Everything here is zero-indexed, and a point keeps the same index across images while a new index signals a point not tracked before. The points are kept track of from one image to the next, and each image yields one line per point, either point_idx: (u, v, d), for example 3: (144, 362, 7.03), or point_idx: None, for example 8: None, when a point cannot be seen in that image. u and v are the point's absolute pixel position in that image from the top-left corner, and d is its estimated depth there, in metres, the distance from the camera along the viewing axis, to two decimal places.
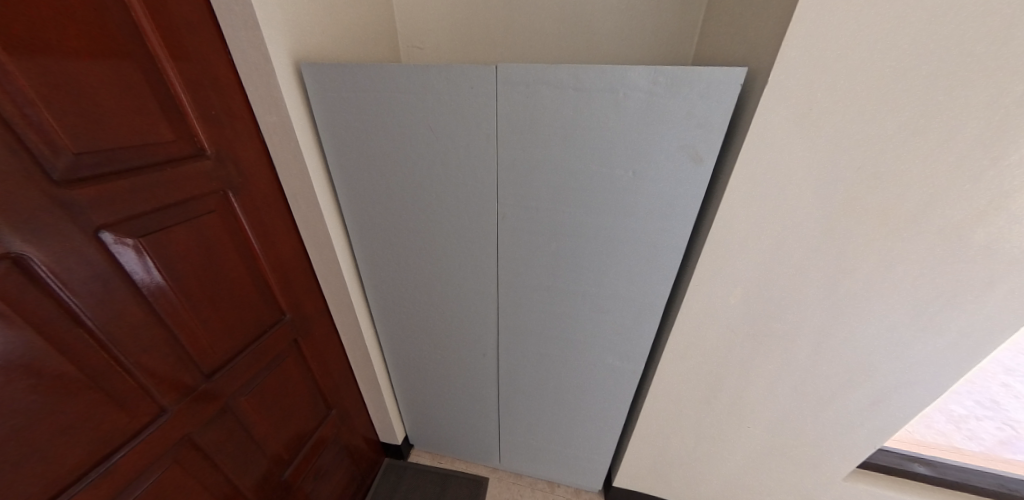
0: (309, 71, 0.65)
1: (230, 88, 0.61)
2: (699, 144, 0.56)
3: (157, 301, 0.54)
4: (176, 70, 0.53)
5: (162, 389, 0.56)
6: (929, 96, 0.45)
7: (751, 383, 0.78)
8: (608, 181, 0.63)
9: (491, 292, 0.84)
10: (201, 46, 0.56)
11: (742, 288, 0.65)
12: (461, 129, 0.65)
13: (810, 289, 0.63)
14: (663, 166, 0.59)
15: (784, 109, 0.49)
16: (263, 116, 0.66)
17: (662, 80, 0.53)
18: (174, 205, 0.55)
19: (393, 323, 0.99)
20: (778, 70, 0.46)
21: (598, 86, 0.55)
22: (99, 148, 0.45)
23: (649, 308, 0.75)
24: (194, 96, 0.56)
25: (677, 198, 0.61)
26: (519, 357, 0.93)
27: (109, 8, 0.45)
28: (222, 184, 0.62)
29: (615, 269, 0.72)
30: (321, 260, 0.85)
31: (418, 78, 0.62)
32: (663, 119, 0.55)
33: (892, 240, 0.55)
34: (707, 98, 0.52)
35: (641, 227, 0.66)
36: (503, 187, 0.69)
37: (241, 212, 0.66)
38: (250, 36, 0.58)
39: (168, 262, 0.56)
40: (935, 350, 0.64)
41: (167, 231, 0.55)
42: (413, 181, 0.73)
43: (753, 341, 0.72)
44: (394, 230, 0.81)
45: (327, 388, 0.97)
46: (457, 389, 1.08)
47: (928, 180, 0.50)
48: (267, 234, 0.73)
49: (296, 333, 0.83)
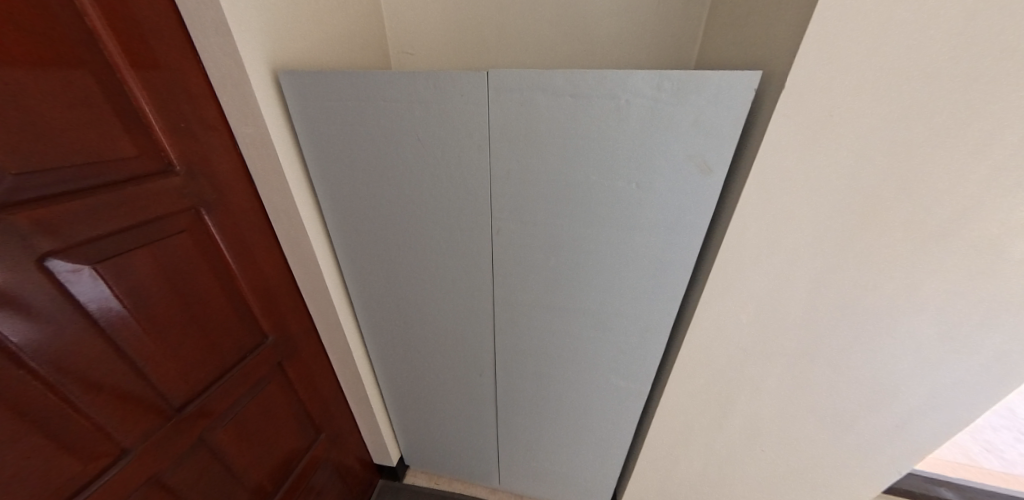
0: (288, 80, 0.61)
1: (202, 98, 0.57)
2: (709, 153, 0.51)
3: (121, 331, 0.50)
4: (140, 81, 0.49)
5: (126, 428, 0.51)
6: (966, 99, 0.40)
7: (765, 405, 0.73)
8: (609, 194, 0.58)
9: (487, 309, 0.80)
10: (168, 54, 0.51)
11: (755, 306, 0.61)
12: (451, 139, 0.60)
13: (831, 309, 0.58)
14: (669, 177, 0.55)
15: (803, 116, 0.44)
16: (238, 127, 0.61)
17: (668, 85, 0.48)
18: (139, 225, 0.51)
19: (385, 340, 0.94)
20: (797, 76, 0.42)
21: (597, 92, 0.51)
22: (46, 167, 0.41)
23: (655, 326, 0.71)
24: (161, 109, 0.51)
25: (686, 210, 0.57)
26: (517, 377, 0.89)
27: (60, 15, 0.40)
28: (193, 202, 0.57)
29: (618, 285, 0.68)
30: (307, 279, 0.80)
31: (404, 87, 0.58)
32: (668, 128, 0.51)
33: (924, 255, 0.51)
34: (717, 104, 0.48)
35: (647, 242, 0.61)
36: (498, 201, 0.64)
37: (216, 230, 0.62)
38: (221, 43, 0.53)
39: (132, 289, 0.51)
40: (966, 372, 0.60)
41: (129, 255, 0.50)
42: (403, 195, 0.69)
43: (768, 363, 0.67)
44: (384, 248, 0.77)
45: (315, 411, 0.92)
46: (454, 409, 1.03)
47: (961, 191, 0.46)
48: (247, 252, 0.68)
49: (279, 355, 0.79)
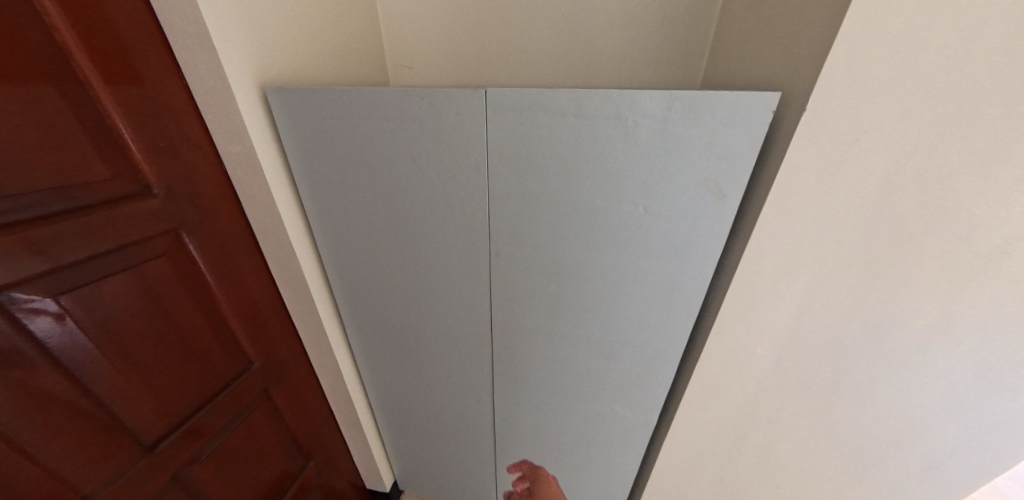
0: (276, 96, 0.58)
1: (185, 115, 0.54)
2: (723, 177, 0.48)
3: (85, 367, 0.46)
4: (115, 99, 0.46)
5: (86, 472, 0.47)
6: (1008, 127, 0.37)
7: (780, 442, 0.69)
8: (614, 218, 0.55)
9: (485, 335, 0.76)
10: (149, 70, 0.48)
11: (771, 338, 0.57)
12: (447, 160, 0.57)
13: (854, 344, 0.54)
14: (678, 201, 0.51)
15: (824, 141, 0.41)
16: (224, 146, 0.58)
17: (678, 105, 0.45)
18: (111, 251, 0.47)
19: (377, 363, 0.89)
20: (819, 98, 0.39)
21: (602, 113, 0.48)
22: (8, 193, 0.37)
23: (662, 355, 0.67)
24: (138, 128, 0.48)
25: (697, 236, 0.53)
26: (516, 404, 0.84)
27: (26, 30, 0.38)
28: (173, 224, 0.54)
29: (624, 313, 0.64)
30: (296, 301, 0.76)
31: (398, 105, 0.55)
32: (678, 150, 0.47)
33: (956, 290, 0.47)
34: (731, 125, 0.44)
35: (655, 268, 0.58)
36: (497, 224, 0.61)
37: (198, 253, 0.59)
38: (204, 59, 0.50)
39: (100, 320, 0.47)
40: (1000, 413, 0.56)
41: (97, 284, 0.46)
42: (396, 215, 0.65)
43: (785, 398, 0.63)
44: (377, 269, 0.73)
45: (304, 438, 0.88)
46: (450, 435, 0.98)
47: (998, 224, 0.42)
48: (232, 275, 0.65)
49: (266, 381, 0.74)
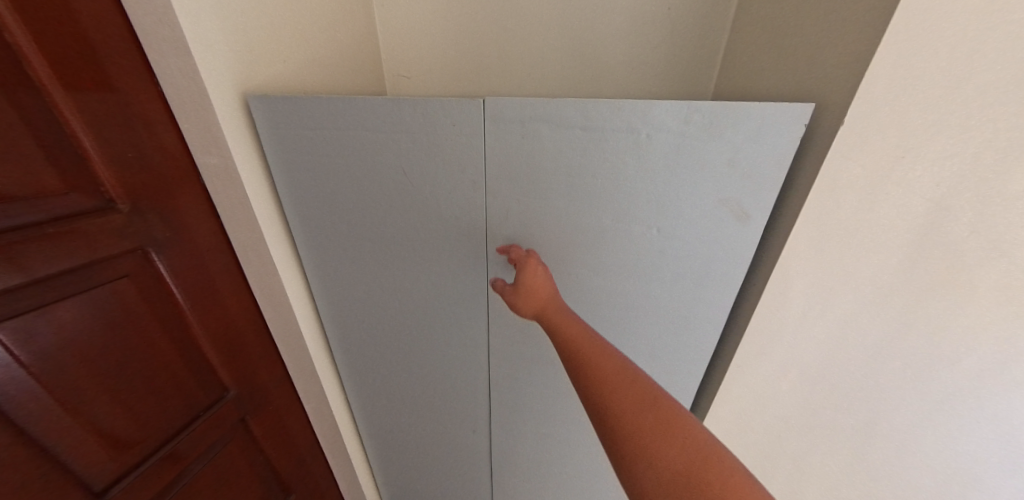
0: (259, 105, 0.54)
1: (159, 124, 0.49)
2: (746, 198, 0.43)
3: (23, 405, 0.40)
4: (75, 106, 0.41)
5: None
6: None
7: (808, 483, 0.62)
8: (624, 240, 0.50)
9: (481, 361, 0.70)
10: (117, 74, 0.44)
11: (798, 374, 0.51)
12: (442, 173, 0.53)
13: (895, 382, 0.48)
14: (696, 223, 0.46)
15: (864, 159, 0.36)
16: (201, 157, 0.53)
17: (697, 117, 0.40)
18: (63, 274, 0.42)
19: (366, 388, 0.83)
20: (861, 111, 0.34)
21: (612, 125, 0.43)
22: None
23: (676, 389, 0.60)
24: (101, 138, 0.44)
25: (715, 261, 0.48)
26: (515, 435, 0.78)
27: None
28: (139, 242, 0.49)
29: (635, 342, 0.58)
30: (278, 323, 0.70)
31: (388, 114, 0.51)
32: (696, 167, 0.43)
33: (1013, 323, 0.42)
34: (757, 140, 0.40)
35: (669, 295, 0.52)
36: (495, 244, 0.56)
37: (168, 272, 0.54)
38: (178, 63, 0.46)
39: (44, 351, 0.42)
40: None
41: (43, 311, 0.41)
42: (387, 232, 0.61)
43: (814, 438, 0.57)
44: (365, 289, 0.68)
45: (285, 470, 0.81)
46: (444, 467, 0.91)
47: None
48: (207, 297, 0.59)
49: (242, 410, 0.68)
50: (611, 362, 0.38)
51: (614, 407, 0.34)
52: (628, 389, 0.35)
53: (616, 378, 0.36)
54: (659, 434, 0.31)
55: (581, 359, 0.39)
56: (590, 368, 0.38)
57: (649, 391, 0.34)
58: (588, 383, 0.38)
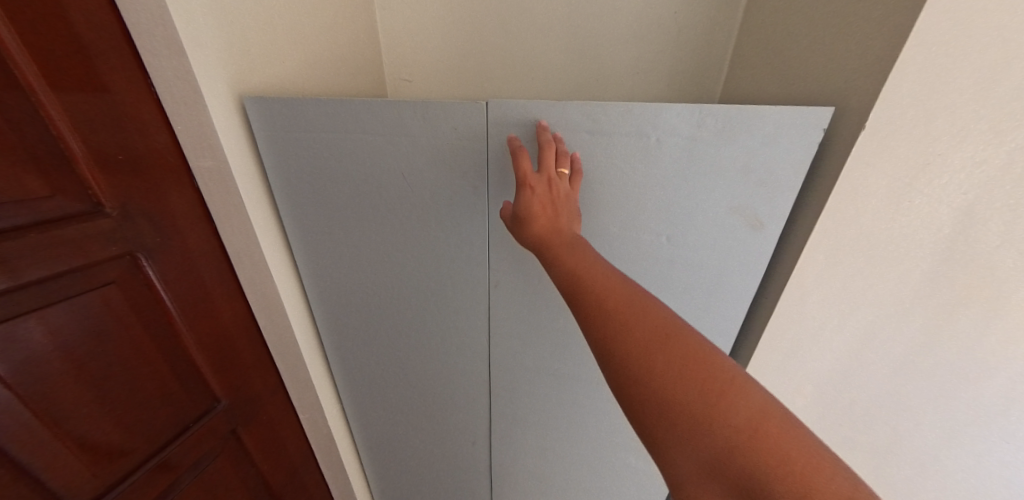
0: (255, 107, 0.52)
1: (152, 127, 0.47)
2: (761, 206, 0.41)
3: None
4: (63, 106, 0.40)
5: None
6: None
7: None
8: (632, 248, 0.48)
9: (482, 371, 0.68)
10: (108, 74, 0.42)
11: (813, 389, 0.49)
12: (444, 177, 0.51)
13: (914, 397, 0.47)
14: (708, 232, 0.44)
15: (887, 167, 0.35)
16: (195, 160, 0.52)
17: (710, 122, 0.39)
18: (46, 280, 0.40)
19: (362, 398, 0.81)
20: (886, 117, 0.32)
21: (621, 128, 0.41)
22: None
23: None
24: (90, 139, 0.42)
25: (728, 271, 0.46)
26: (516, 448, 0.76)
27: None
28: (129, 247, 0.47)
29: None
30: (273, 330, 0.68)
31: (388, 116, 0.49)
32: (709, 172, 0.41)
33: None
34: (773, 145, 0.38)
35: (678, 305, 0.50)
36: (498, 250, 0.54)
37: (158, 278, 0.52)
38: (172, 64, 0.45)
39: (22, 362, 0.39)
40: None
41: (22, 319, 0.39)
42: (385, 237, 0.59)
43: None
44: (363, 295, 0.66)
45: (279, 483, 0.78)
46: (442, 480, 0.88)
47: None
48: (199, 304, 0.57)
49: (234, 422, 0.66)
50: (624, 297, 0.32)
51: (626, 346, 0.30)
52: (642, 328, 0.30)
53: (630, 315, 0.31)
54: (684, 376, 0.27)
55: (588, 294, 0.33)
56: (596, 302, 0.32)
57: (666, 328, 0.29)
58: (594, 318, 0.32)
